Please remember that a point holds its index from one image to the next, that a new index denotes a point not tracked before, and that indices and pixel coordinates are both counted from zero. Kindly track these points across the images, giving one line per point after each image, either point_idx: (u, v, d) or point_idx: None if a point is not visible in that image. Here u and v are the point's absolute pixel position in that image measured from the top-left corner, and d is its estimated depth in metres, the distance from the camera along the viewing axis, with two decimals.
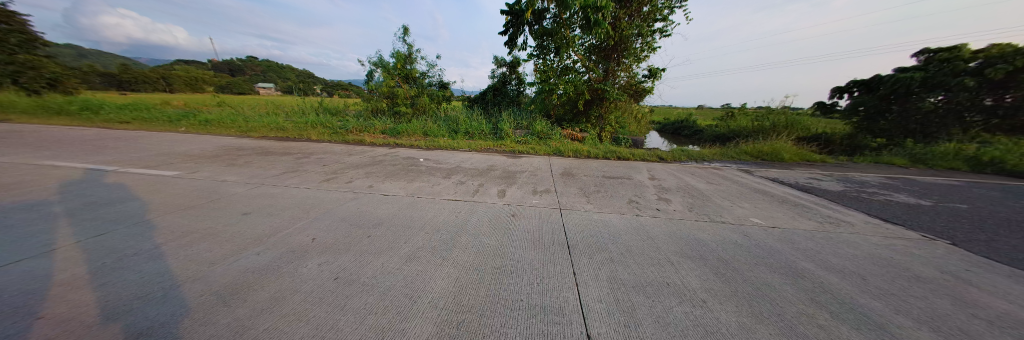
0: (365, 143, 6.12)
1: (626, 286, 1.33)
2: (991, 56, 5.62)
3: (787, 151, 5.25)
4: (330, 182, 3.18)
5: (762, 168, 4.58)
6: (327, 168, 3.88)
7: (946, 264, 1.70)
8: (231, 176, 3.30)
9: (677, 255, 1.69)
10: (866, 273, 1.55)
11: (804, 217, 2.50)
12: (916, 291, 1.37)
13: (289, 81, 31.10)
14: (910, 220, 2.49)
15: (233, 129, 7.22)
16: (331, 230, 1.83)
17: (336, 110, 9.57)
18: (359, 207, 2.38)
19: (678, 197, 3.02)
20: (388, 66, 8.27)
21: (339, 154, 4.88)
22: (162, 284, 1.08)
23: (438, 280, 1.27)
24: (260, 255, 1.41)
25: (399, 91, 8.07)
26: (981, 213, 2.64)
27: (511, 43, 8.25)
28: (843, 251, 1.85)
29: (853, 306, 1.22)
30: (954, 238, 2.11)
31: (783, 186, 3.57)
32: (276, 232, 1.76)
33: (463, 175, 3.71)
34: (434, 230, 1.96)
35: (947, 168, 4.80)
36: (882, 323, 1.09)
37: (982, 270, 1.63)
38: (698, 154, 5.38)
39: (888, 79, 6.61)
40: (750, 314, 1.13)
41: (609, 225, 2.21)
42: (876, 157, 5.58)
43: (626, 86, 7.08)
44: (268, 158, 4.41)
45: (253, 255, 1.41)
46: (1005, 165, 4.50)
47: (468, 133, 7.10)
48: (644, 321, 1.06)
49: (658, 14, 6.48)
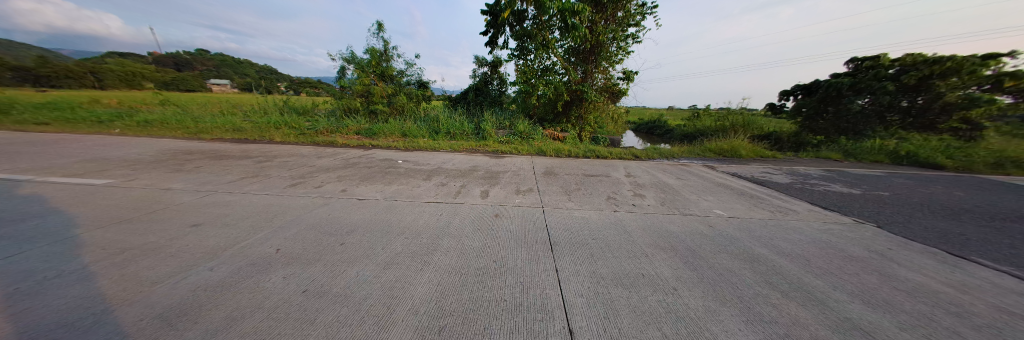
0: (338, 144, 5.75)
1: (606, 280, 1.38)
2: (907, 63, 6.67)
3: (744, 149, 5.79)
4: (298, 188, 2.95)
5: (724, 164, 5.01)
6: (293, 172, 3.58)
7: (874, 244, 1.98)
8: (179, 184, 2.93)
9: (652, 248, 1.79)
10: (810, 255, 1.76)
11: (760, 208, 2.78)
12: (851, 269, 1.58)
13: (249, 78, 28.29)
14: (844, 207, 2.87)
15: (180, 131, 6.41)
16: (298, 239, 1.70)
17: (303, 109, 8.84)
18: (330, 213, 2.23)
19: (652, 193, 3.20)
20: (362, 63, 7.82)
21: (307, 157, 4.53)
22: (89, 308, 0.92)
23: (419, 286, 1.23)
24: (218, 270, 1.27)
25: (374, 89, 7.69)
26: (894, 199, 3.12)
27: (492, 43, 8.22)
28: (793, 236, 2.07)
29: (800, 285, 1.37)
30: (878, 221, 2.47)
31: (741, 180, 3.93)
32: (237, 243, 1.60)
33: (444, 176, 3.64)
34: (413, 233, 1.89)
35: (873, 160, 5.60)
36: (824, 299, 1.24)
37: (900, 248, 1.92)
38: (669, 152, 5.76)
39: (825, 84, 7.67)
40: (715, 298, 1.24)
41: (590, 222, 2.28)
42: (818, 152, 6.31)
43: (603, 87, 7.36)
44: (223, 163, 3.98)
45: (208, 271, 1.26)
46: (917, 157, 5.35)
47: (450, 133, 6.97)
48: (622, 311, 1.12)
49: (632, 19, 6.80)
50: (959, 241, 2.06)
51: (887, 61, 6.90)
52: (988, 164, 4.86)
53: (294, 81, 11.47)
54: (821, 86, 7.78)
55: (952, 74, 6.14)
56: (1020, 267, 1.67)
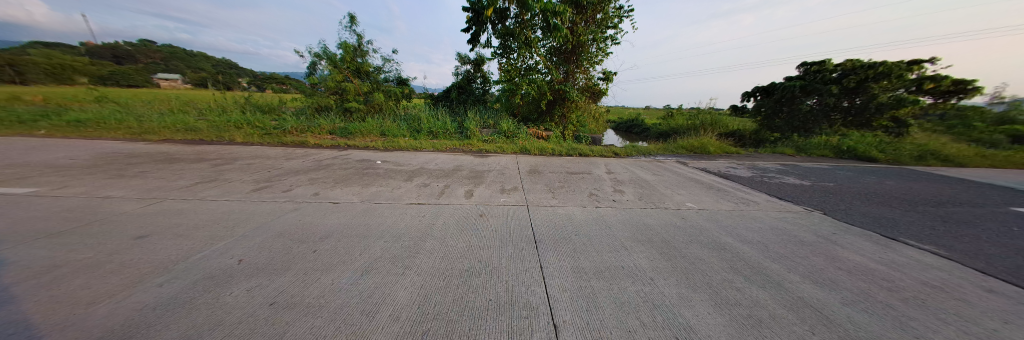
0: (309, 145, 5.40)
1: (588, 274, 1.42)
2: (848, 68, 7.47)
3: (712, 145, 6.24)
4: (265, 192, 2.72)
5: (694, 160, 5.36)
6: (259, 175, 3.31)
7: (821, 229, 2.22)
8: (120, 191, 2.59)
9: (631, 241, 1.87)
10: (769, 241, 1.94)
11: (726, 200, 3.01)
12: (803, 252, 1.76)
13: (202, 71, 25.44)
14: (797, 197, 3.19)
15: (120, 131, 5.67)
16: (264, 248, 1.57)
17: (268, 107, 8.16)
18: (302, 218, 2.08)
19: (631, 188, 3.35)
20: (334, 58, 7.36)
21: (275, 159, 4.20)
22: (5, 336, 0.79)
23: (400, 290, 1.19)
24: (171, 284, 1.14)
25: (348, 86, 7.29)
26: (836, 189, 3.52)
27: (475, 40, 8.12)
28: (754, 224, 2.28)
29: (761, 269, 1.51)
30: (825, 209, 2.77)
31: (710, 175, 4.23)
32: (195, 254, 1.45)
33: (426, 177, 3.54)
34: (393, 237, 1.82)
35: (820, 155, 6.26)
36: (781, 281, 1.38)
37: (843, 232, 2.17)
38: (646, 149, 6.04)
39: (780, 86, 8.43)
40: (689, 285, 1.32)
41: (573, 218, 2.33)
42: (776, 148, 6.94)
43: (585, 87, 7.55)
44: (174, 166, 3.57)
45: (158, 287, 1.12)
46: (855, 152, 6.07)
47: (432, 132, 6.80)
48: (603, 303, 1.16)
49: (610, 21, 7.04)
50: (888, 224, 2.37)
51: (831, 66, 7.76)
52: (912, 157, 5.66)
53: (257, 76, 10.54)
54: (777, 88, 8.52)
55: (883, 78, 7.05)
56: (934, 245, 1.96)
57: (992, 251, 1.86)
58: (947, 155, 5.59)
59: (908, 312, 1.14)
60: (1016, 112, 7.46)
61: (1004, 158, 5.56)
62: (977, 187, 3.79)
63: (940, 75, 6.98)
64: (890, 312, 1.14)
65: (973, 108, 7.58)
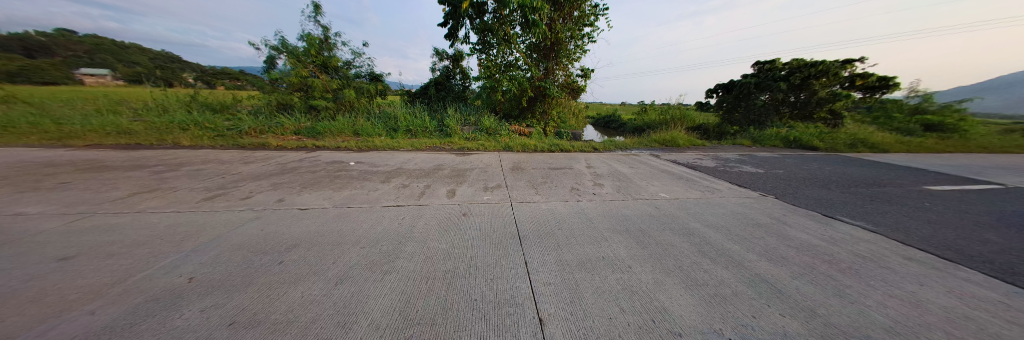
0: (272, 147, 4.95)
1: (571, 266, 1.47)
2: (794, 66, 8.33)
3: (681, 139, 6.68)
4: (222, 201, 2.46)
5: (666, 153, 5.71)
6: (215, 182, 2.98)
7: (773, 211, 2.50)
8: (33, 206, 2.20)
9: (610, 231, 1.96)
10: (731, 224, 2.14)
11: (694, 189, 3.26)
12: (759, 233, 1.97)
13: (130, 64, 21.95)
14: (753, 183, 3.53)
15: (25, 136, 4.76)
16: (220, 263, 1.41)
17: (220, 105, 7.32)
18: (267, 227, 1.91)
19: (609, 181, 3.50)
20: (296, 51, 6.77)
21: (232, 163, 3.80)
22: None
23: (379, 297, 1.14)
24: (108, 308, 0.99)
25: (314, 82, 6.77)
26: (785, 175, 3.95)
27: (453, 35, 7.91)
28: (718, 210, 2.50)
29: (725, 251, 1.65)
30: (777, 193, 3.09)
31: (679, 166, 4.53)
32: (138, 273, 1.28)
33: (405, 177, 3.42)
34: (371, 242, 1.73)
35: (772, 145, 6.96)
36: (741, 261, 1.52)
37: (792, 214, 2.45)
38: (623, 144, 6.33)
39: (738, 83, 9.25)
40: (662, 270, 1.41)
41: (556, 213, 2.38)
42: (735, 140, 7.61)
43: (564, 84, 7.67)
44: (103, 175, 3.08)
45: (90, 313, 0.97)
46: (800, 141, 6.84)
47: (410, 130, 6.56)
48: (586, 293, 1.20)
49: (587, 19, 7.19)
50: (826, 205, 2.71)
51: (780, 65, 8.62)
52: (846, 145, 6.50)
53: (204, 70, 9.40)
54: (735, 85, 9.33)
55: (822, 75, 7.98)
56: (861, 221, 2.29)
57: (905, 224, 2.20)
58: (872, 142, 6.50)
59: (843, 280, 1.33)
60: (927, 103, 8.71)
61: (914, 144, 6.56)
62: (894, 170, 4.43)
63: (867, 73, 8.02)
64: (829, 281, 1.31)
65: (892, 102, 8.81)
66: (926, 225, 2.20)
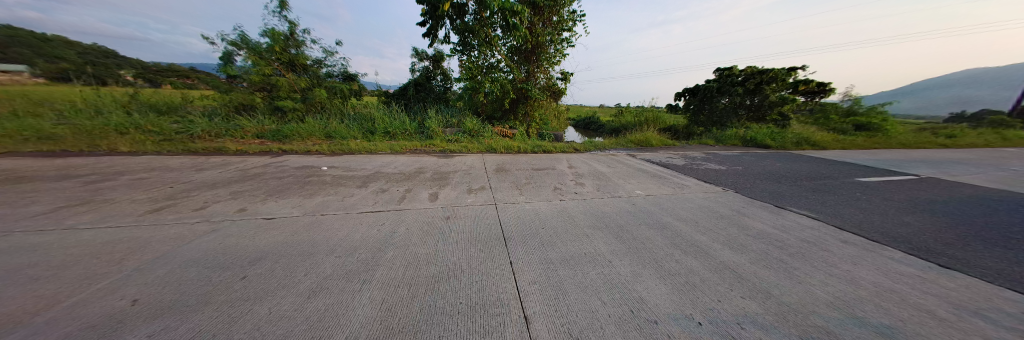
0: (230, 152, 4.51)
1: (555, 263, 1.50)
2: (748, 73, 9.21)
3: (655, 139, 7.11)
4: (173, 212, 2.20)
5: (641, 152, 6.04)
6: (163, 192, 2.66)
7: (734, 204, 2.76)
8: None
9: (591, 228, 2.04)
10: (698, 217, 2.32)
11: (666, 185, 3.49)
12: (723, 224, 2.15)
13: None
14: (718, 179, 3.85)
15: None
16: (170, 281, 1.26)
17: (167, 106, 6.50)
18: (227, 240, 1.74)
19: (589, 180, 3.63)
20: (258, 47, 6.22)
21: (183, 171, 3.40)
22: None
23: (359, 309, 1.08)
24: None
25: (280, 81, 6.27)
26: (744, 171, 4.36)
27: (432, 35, 7.75)
28: (687, 204, 2.70)
29: (695, 243, 1.77)
30: (738, 188, 3.39)
31: (653, 164, 4.82)
32: (63, 298, 1.10)
33: (384, 181, 3.28)
34: (349, 250, 1.65)
35: (733, 144, 7.64)
36: (708, 250, 1.66)
37: (750, 205, 2.71)
38: (602, 144, 6.59)
39: (702, 88, 10.05)
40: (640, 263, 1.48)
41: (540, 213, 2.42)
42: (701, 140, 8.25)
43: (546, 86, 7.80)
44: (16, 188, 2.60)
45: None
46: (755, 141, 7.59)
47: (389, 133, 6.32)
48: (569, 289, 1.24)
49: (566, 24, 7.39)
50: (778, 197, 3.03)
51: (737, 72, 9.48)
52: (793, 143, 7.31)
53: (145, 66, 8.29)
54: (700, 89, 10.13)
55: (772, 81, 8.91)
56: (805, 210, 2.59)
57: (841, 212, 2.52)
58: (814, 141, 7.38)
59: (793, 263, 1.50)
60: (856, 106, 10.02)
61: (846, 142, 7.54)
62: (831, 165, 5.06)
63: (808, 79, 9.06)
64: (783, 265, 1.47)
65: (831, 105, 10.02)
66: (857, 212, 2.55)
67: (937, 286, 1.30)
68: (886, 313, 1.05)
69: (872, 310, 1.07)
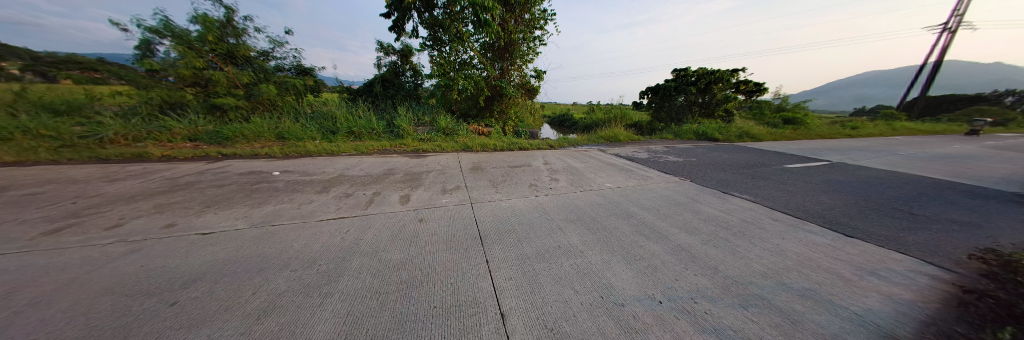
0: (154, 158, 3.86)
1: (531, 257, 1.54)
2: (699, 73, 10.19)
3: (622, 135, 7.56)
4: (80, 231, 1.84)
5: (609, 147, 6.39)
6: (64, 208, 2.20)
7: (690, 191, 3.05)
8: None
9: (565, 222, 2.11)
10: (660, 205, 2.52)
11: (632, 178, 3.74)
12: (681, 210, 2.37)
13: None
14: (677, 170, 4.22)
15: None
16: (76, 314, 1.05)
17: (64, 105, 5.34)
18: (157, 261, 1.50)
19: (563, 176, 3.75)
20: (185, 36, 5.37)
21: (93, 182, 2.84)
22: None
23: (320, 325, 1.00)
24: None
25: (215, 76, 5.46)
26: (698, 162, 4.84)
27: (399, 29, 7.36)
28: (650, 194, 2.92)
29: (657, 229, 1.92)
30: (694, 177, 3.75)
31: (621, 158, 5.13)
32: None
33: (350, 185, 3.06)
34: (311, 261, 1.52)
35: (688, 137, 8.39)
36: (668, 235, 1.81)
37: (703, 192, 3.02)
38: (575, 140, 6.82)
39: (661, 86, 10.89)
40: (608, 252, 1.57)
41: (516, 210, 2.44)
42: (662, 134, 8.95)
43: (520, 84, 7.85)
44: None
45: None
46: (706, 134, 8.43)
47: (354, 133, 5.91)
48: (544, 281, 1.28)
49: (537, 22, 7.47)
50: (726, 184, 3.41)
51: (690, 72, 10.44)
52: (737, 136, 8.26)
53: (31, 56, 6.70)
54: (660, 88, 10.98)
55: (718, 81, 9.98)
56: (747, 194, 2.95)
57: (776, 195, 2.91)
58: (752, 134, 8.42)
59: (736, 241, 1.70)
60: (785, 103, 11.62)
61: (778, 135, 8.72)
62: (766, 154, 5.82)
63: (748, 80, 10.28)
64: (729, 243, 1.66)
65: (767, 102, 11.50)
66: (787, 194, 2.97)
67: (844, 252, 1.58)
68: (807, 278, 1.24)
69: (797, 276, 1.26)
